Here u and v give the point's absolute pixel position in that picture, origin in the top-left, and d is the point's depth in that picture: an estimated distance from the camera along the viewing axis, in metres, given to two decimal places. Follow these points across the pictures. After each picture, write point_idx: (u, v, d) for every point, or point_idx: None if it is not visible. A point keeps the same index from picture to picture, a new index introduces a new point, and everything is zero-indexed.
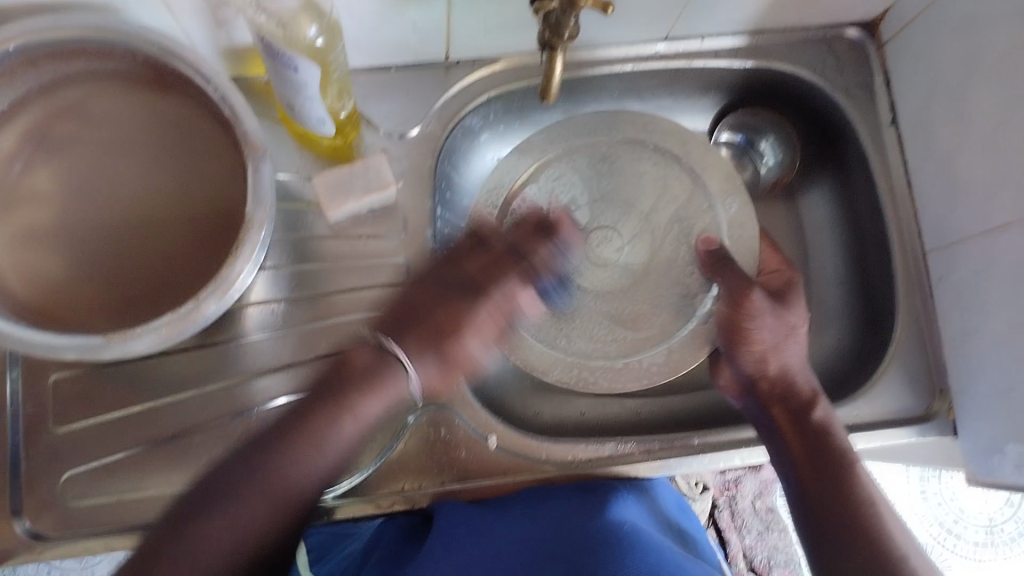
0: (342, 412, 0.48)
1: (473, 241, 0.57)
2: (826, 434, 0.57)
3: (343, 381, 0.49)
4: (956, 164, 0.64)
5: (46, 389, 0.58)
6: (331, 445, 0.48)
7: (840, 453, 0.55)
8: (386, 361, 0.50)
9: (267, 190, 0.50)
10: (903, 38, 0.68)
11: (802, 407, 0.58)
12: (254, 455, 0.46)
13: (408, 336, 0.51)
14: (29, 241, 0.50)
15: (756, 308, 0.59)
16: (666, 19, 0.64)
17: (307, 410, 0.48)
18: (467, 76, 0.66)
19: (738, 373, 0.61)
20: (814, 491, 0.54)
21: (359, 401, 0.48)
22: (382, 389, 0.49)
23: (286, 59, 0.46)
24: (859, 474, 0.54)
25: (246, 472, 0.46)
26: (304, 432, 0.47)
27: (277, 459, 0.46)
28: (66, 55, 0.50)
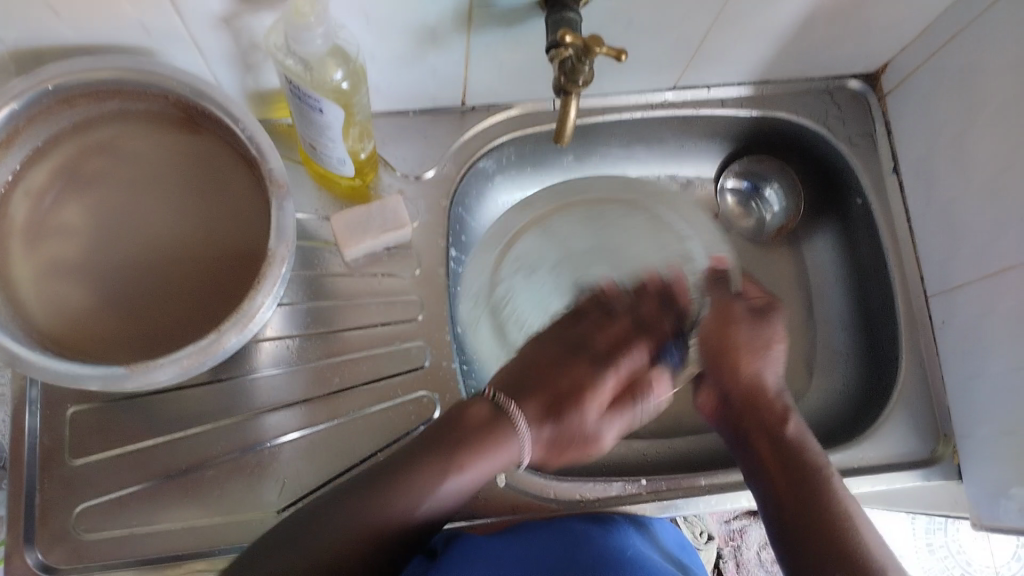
0: (451, 468, 0.48)
1: (599, 308, 0.58)
2: (805, 457, 0.54)
3: (459, 434, 0.49)
4: (957, 209, 0.66)
5: (63, 420, 0.59)
6: (434, 496, 0.48)
7: (823, 482, 0.53)
8: (501, 422, 0.50)
9: (290, 228, 0.51)
10: (903, 89, 0.71)
11: (777, 423, 0.56)
12: (364, 490, 0.47)
13: (528, 401, 0.51)
14: (56, 273, 0.51)
15: (749, 336, 0.57)
16: (675, 69, 0.66)
17: (432, 447, 0.49)
18: (482, 121, 0.68)
19: (716, 389, 0.58)
20: (804, 529, 0.51)
21: (469, 457, 0.48)
22: (497, 445, 0.49)
23: (311, 101, 0.48)
24: (842, 502, 0.52)
25: (369, 488, 0.47)
26: (448, 465, 0.48)
27: (391, 489, 0.47)
28: (100, 96, 0.52)
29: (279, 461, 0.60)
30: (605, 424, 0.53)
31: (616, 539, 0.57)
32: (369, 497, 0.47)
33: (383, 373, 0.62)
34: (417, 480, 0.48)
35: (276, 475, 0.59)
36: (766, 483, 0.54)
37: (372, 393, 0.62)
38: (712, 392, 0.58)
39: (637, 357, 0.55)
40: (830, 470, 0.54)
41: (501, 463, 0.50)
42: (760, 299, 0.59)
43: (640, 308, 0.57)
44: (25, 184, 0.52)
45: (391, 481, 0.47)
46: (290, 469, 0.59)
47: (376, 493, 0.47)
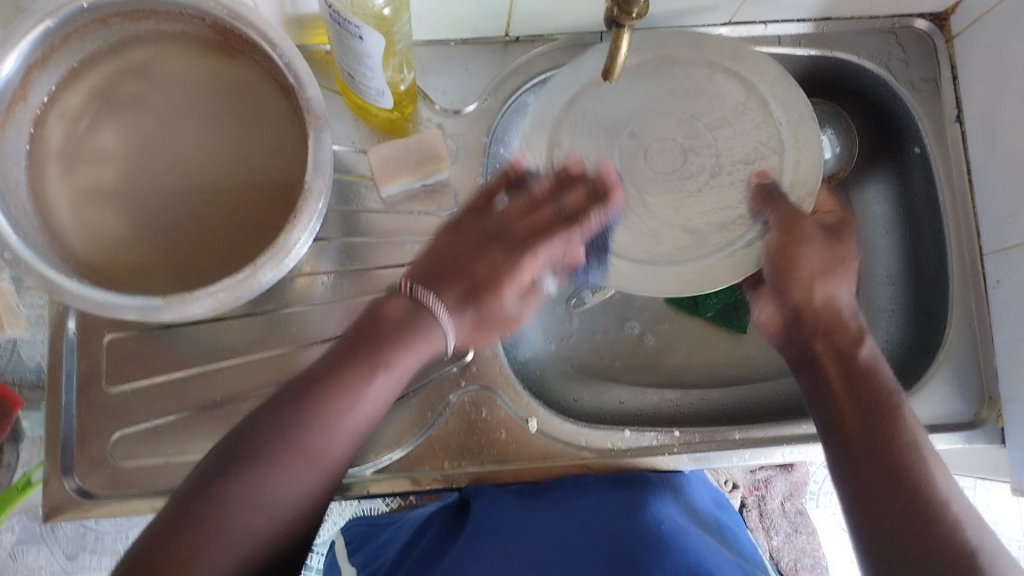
0: (376, 367, 0.46)
1: (522, 201, 0.51)
2: (873, 381, 0.52)
3: (378, 329, 0.47)
4: (1022, 161, 0.62)
5: (100, 348, 0.59)
6: (332, 431, 0.45)
7: (898, 415, 0.50)
8: (421, 313, 0.47)
9: (327, 160, 0.49)
10: (974, 31, 0.66)
11: (849, 344, 0.54)
12: (284, 415, 0.44)
13: (448, 289, 0.48)
14: (91, 199, 0.50)
15: (841, 249, 0.56)
16: (731, 2, 0.63)
17: (342, 359, 0.46)
18: (526, 53, 0.65)
19: (784, 305, 0.56)
20: (865, 450, 0.49)
21: (393, 353, 0.46)
22: (420, 342, 0.47)
23: (351, 27, 0.46)
24: (914, 431, 0.49)
25: (270, 419, 0.44)
26: (365, 357, 0.46)
27: (250, 475, 0.42)
28: (136, 16, 0.50)
29: None
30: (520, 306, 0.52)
31: (651, 513, 0.56)
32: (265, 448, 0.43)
33: None
34: (273, 433, 0.43)
35: None
36: (832, 408, 0.52)
37: None
38: (777, 309, 0.57)
39: (556, 205, 0.51)
40: (901, 395, 0.51)
41: (419, 360, 0.48)
42: (827, 214, 0.60)
43: (563, 183, 0.52)
44: (60, 107, 0.50)
45: (259, 429, 0.44)
46: None
47: (251, 449, 0.43)
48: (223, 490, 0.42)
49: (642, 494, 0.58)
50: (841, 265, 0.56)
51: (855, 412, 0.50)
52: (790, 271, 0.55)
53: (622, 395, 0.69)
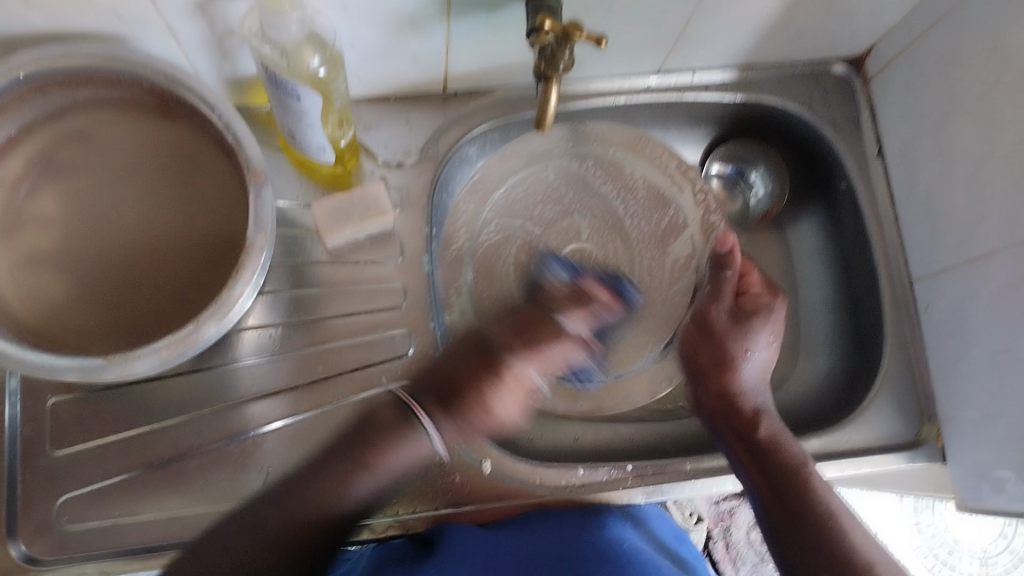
0: (360, 470, 0.52)
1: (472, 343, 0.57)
2: (786, 456, 0.56)
3: (362, 436, 0.53)
4: (940, 194, 0.66)
5: (44, 412, 0.58)
6: (350, 496, 0.52)
7: (802, 475, 0.55)
8: (407, 424, 0.54)
9: (269, 215, 0.51)
10: (887, 73, 0.70)
11: (749, 427, 0.58)
12: (278, 497, 0.51)
13: (427, 405, 0.54)
14: (32, 265, 0.50)
15: (733, 343, 0.62)
16: (657, 53, 0.66)
17: (345, 449, 0.53)
18: (465, 108, 0.67)
19: (699, 393, 0.62)
20: (782, 512, 0.54)
21: (382, 459, 0.52)
22: (406, 447, 0.53)
23: (289, 89, 0.48)
24: (818, 486, 0.55)
25: (304, 484, 0.52)
26: (360, 463, 0.52)
27: (323, 492, 0.51)
28: (74, 83, 0.51)
29: (263, 450, 0.60)
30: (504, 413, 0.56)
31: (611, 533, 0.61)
32: (305, 495, 0.51)
33: (367, 361, 0.62)
34: (327, 482, 0.52)
35: (260, 464, 0.59)
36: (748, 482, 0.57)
37: (357, 380, 0.62)
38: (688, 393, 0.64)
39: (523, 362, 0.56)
40: (811, 465, 0.56)
41: (407, 462, 0.54)
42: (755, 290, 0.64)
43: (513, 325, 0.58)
44: None
45: (320, 485, 0.52)
46: (274, 458, 0.59)
47: (291, 499, 0.51)
48: (266, 512, 0.51)
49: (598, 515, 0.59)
50: (743, 354, 0.62)
51: (767, 490, 0.56)
52: (713, 370, 0.62)
53: (577, 431, 0.70)
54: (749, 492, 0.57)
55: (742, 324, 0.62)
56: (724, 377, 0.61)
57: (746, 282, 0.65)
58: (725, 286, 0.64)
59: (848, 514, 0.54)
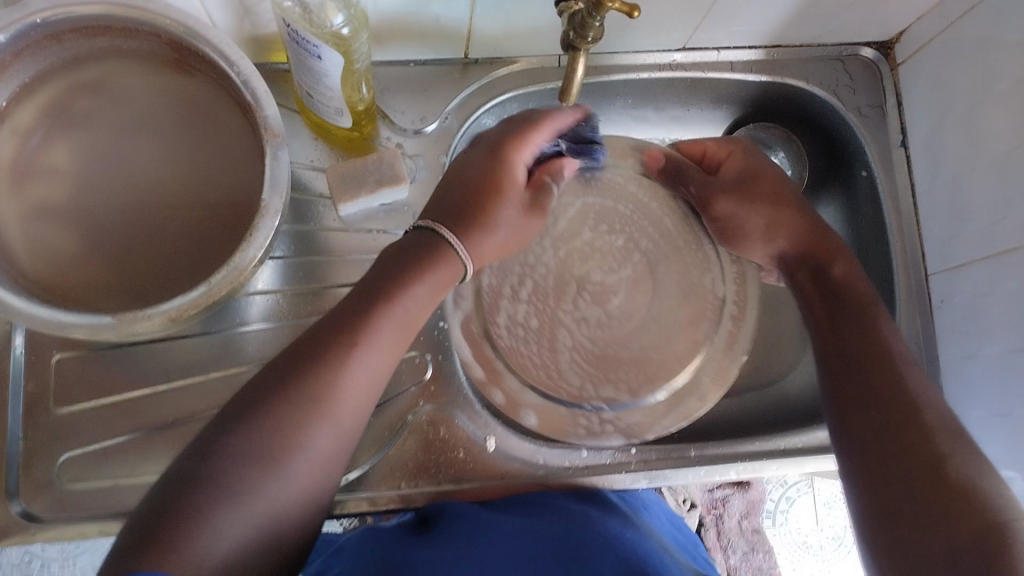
0: (361, 339, 0.47)
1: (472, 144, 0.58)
2: (926, 405, 0.50)
3: (394, 267, 0.49)
4: (964, 185, 0.64)
5: (48, 368, 0.58)
6: (344, 391, 0.45)
7: (872, 311, 0.57)
8: (432, 248, 0.50)
9: (284, 177, 0.50)
10: (917, 60, 0.69)
11: (898, 365, 0.53)
12: (249, 405, 0.44)
13: (458, 223, 0.52)
14: (41, 216, 0.49)
15: (776, 226, 0.63)
16: (685, 27, 0.64)
17: (360, 303, 0.48)
18: (485, 76, 0.66)
19: (829, 290, 0.59)
20: (915, 464, 0.47)
21: (380, 321, 0.47)
22: (436, 270, 0.50)
23: (309, 46, 0.46)
24: (891, 333, 0.56)
25: (276, 394, 0.44)
26: (380, 300, 0.48)
27: (292, 389, 0.44)
28: (91, 32, 0.50)
29: None
30: (531, 222, 0.56)
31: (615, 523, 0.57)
32: (282, 405, 0.44)
33: None
34: (314, 377, 0.45)
35: None
36: (885, 417, 0.50)
37: None
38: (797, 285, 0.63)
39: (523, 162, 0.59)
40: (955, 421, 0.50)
41: (435, 293, 0.50)
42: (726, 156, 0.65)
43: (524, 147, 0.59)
44: (11, 123, 0.50)
45: (309, 385, 0.44)
46: None
47: (274, 407, 0.44)
48: (227, 474, 0.41)
49: (609, 511, 0.59)
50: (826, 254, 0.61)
51: (841, 362, 0.55)
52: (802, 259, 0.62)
53: None
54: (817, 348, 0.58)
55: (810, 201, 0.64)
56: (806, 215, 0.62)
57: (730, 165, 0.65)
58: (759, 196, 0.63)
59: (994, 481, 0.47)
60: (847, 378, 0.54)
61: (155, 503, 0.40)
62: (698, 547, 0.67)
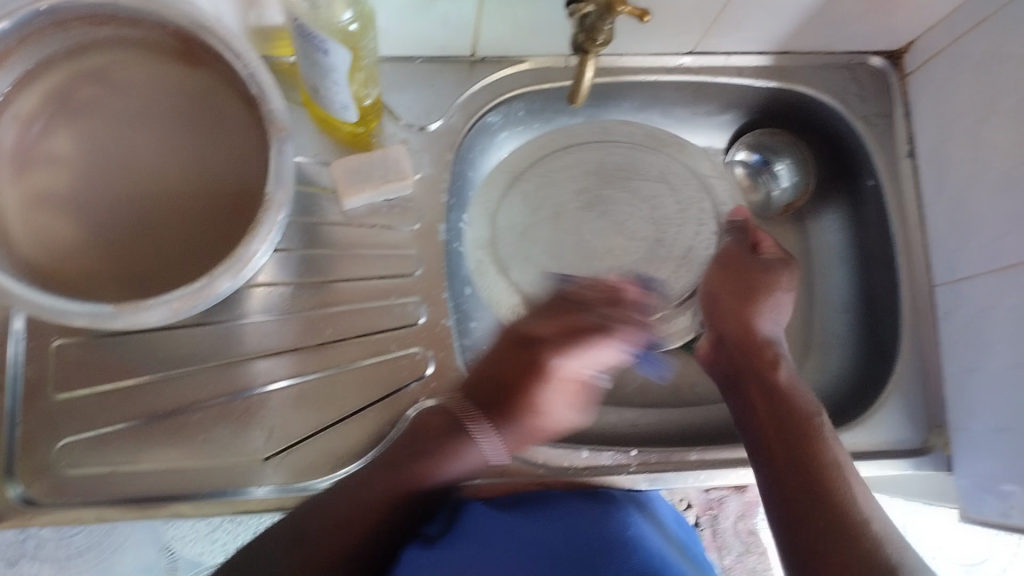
0: (427, 475, 0.56)
1: (566, 301, 0.58)
2: (795, 404, 0.56)
3: (416, 447, 0.56)
4: (970, 197, 0.64)
5: (48, 354, 0.58)
6: (442, 478, 0.57)
7: (813, 424, 0.55)
8: (461, 437, 0.57)
9: (288, 171, 0.50)
10: (925, 70, 0.69)
11: (768, 372, 0.58)
12: (321, 502, 0.54)
13: (491, 414, 0.57)
14: (44, 204, 0.49)
15: (760, 286, 0.62)
16: (694, 31, 0.64)
17: (410, 451, 0.56)
18: (492, 74, 0.66)
19: (714, 330, 0.63)
20: (789, 475, 0.52)
21: (428, 465, 0.56)
22: (462, 456, 0.58)
23: (316, 42, 0.46)
24: (827, 441, 0.54)
25: (347, 492, 0.54)
26: (422, 471, 0.56)
27: (387, 483, 0.55)
28: (96, 20, 0.50)
29: (268, 408, 0.59)
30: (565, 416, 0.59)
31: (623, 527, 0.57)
32: (352, 494, 0.54)
33: (376, 328, 0.61)
34: (376, 485, 0.55)
35: (264, 422, 0.58)
36: (757, 432, 0.56)
37: (364, 346, 0.61)
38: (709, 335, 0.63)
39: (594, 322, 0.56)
40: (820, 416, 0.55)
41: (461, 469, 0.58)
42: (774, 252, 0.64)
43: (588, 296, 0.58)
44: (11, 110, 0.50)
45: (366, 486, 0.55)
46: (279, 418, 0.59)
47: (330, 501, 0.54)
48: (303, 560, 0.53)
49: (611, 510, 0.59)
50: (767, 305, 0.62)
51: (736, 386, 0.60)
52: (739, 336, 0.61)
53: None
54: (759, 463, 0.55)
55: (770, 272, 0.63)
56: (747, 312, 0.61)
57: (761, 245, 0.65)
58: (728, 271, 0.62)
59: (849, 460, 0.53)
60: (782, 478, 0.52)
61: (250, 562, 0.53)
62: (700, 545, 0.68)
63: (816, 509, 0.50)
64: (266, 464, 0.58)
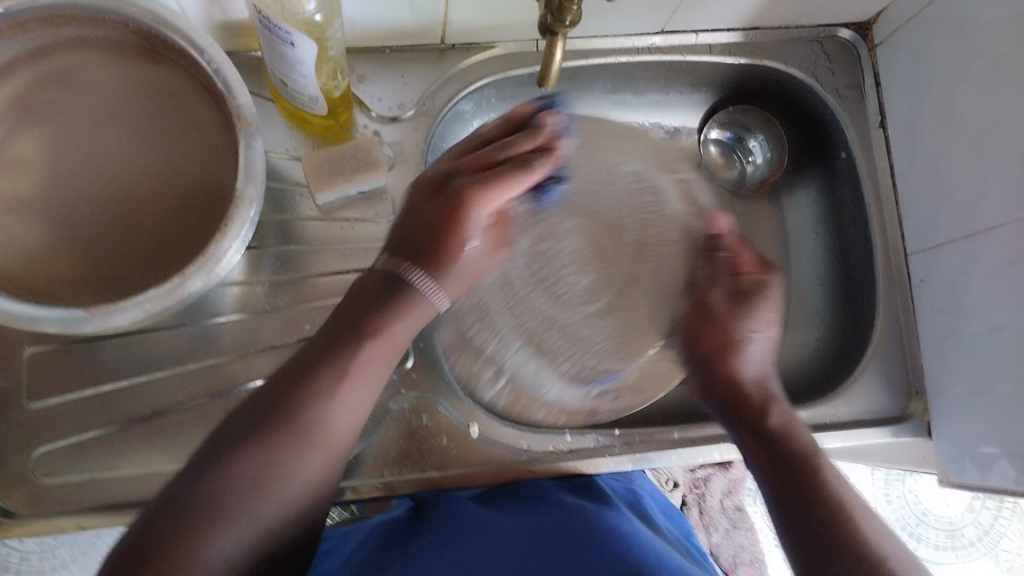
0: (361, 345, 0.47)
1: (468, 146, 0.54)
2: (792, 440, 0.51)
3: (360, 312, 0.48)
4: (943, 165, 0.65)
5: (21, 362, 0.57)
6: (339, 408, 0.46)
7: (801, 446, 0.51)
8: (400, 286, 0.48)
9: (258, 167, 0.49)
10: (894, 41, 0.69)
11: (761, 415, 0.54)
12: (233, 430, 0.44)
13: (419, 262, 0.49)
14: (10, 210, 0.48)
15: (738, 326, 0.58)
16: (664, 9, 0.64)
17: (340, 341, 0.47)
18: (461, 62, 0.65)
19: (701, 377, 0.58)
20: (779, 484, 0.50)
21: (380, 321, 0.47)
22: (408, 311, 0.48)
23: (281, 33, 0.46)
24: (830, 475, 0.49)
25: (260, 415, 0.44)
26: (356, 342, 0.47)
27: (285, 410, 0.44)
28: (58, 20, 0.49)
29: None
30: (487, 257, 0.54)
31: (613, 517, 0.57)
32: (261, 428, 0.43)
33: None
34: (311, 410, 0.44)
35: None
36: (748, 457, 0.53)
37: None
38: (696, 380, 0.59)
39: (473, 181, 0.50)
40: (821, 454, 0.51)
41: (412, 326, 0.49)
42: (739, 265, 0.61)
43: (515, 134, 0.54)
44: None
45: (293, 404, 0.44)
46: None
47: (262, 420, 0.44)
48: (218, 475, 0.42)
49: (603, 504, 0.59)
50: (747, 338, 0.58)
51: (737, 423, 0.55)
52: (721, 352, 0.57)
53: None
54: (765, 505, 0.51)
55: (740, 306, 0.58)
56: (722, 358, 0.57)
57: (741, 260, 0.61)
58: (722, 267, 0.61)
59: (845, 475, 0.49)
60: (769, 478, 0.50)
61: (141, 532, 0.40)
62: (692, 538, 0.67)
63: (817, 522, 0.46)
64: None
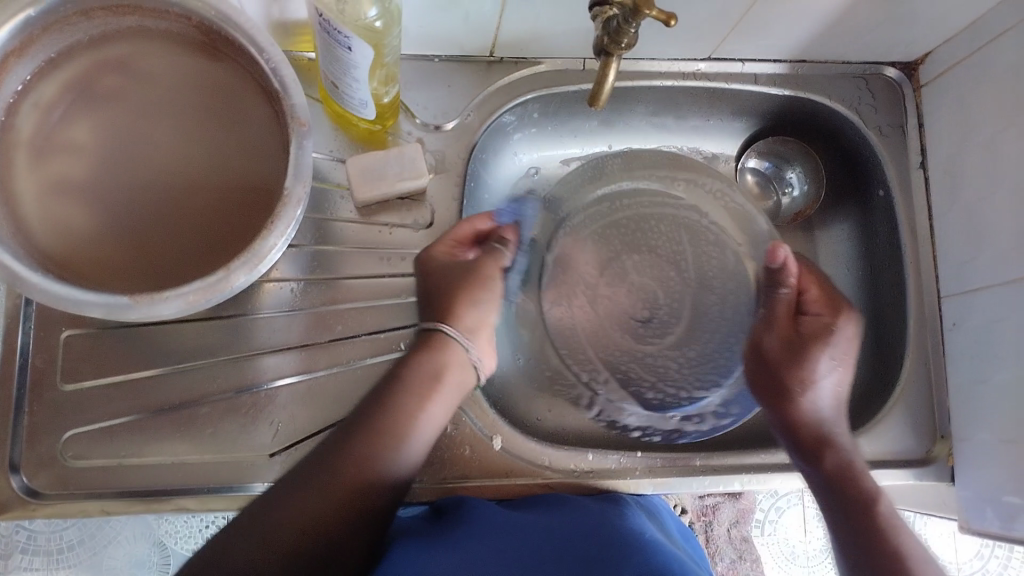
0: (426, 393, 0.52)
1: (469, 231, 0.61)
2: (857, 484, 0.56)
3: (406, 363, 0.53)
4: (982, 210, 0.64)
5: (57, 343, 0.57)
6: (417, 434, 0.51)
7: (866, 496, 0.55)
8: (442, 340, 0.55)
9: (308, 166, 0.49)
10: (940, 83, 0.69)
11: (817, 455, 0.58)
12: (318, 458, 0.48)
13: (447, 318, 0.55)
14: (61, 193, 0.49)
15: (802, 365, 0.60)
16: (713, 37, 0.64)
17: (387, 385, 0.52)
18: (507, 75, 0.66)
19: (779, 420, 0.61)
20: (851, 527, 0.54)
21: (440, 360, 0.54)
22: (451, 359, 0.54)
23: (340, 37, 0.46)
24: (891, 517, 0.54)
25: (332, 452, 0.48)
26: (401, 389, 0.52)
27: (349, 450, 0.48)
28: (122, 10, 0.50)
29: (275, 404, 0.59)
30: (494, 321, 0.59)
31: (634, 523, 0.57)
32: (335, 463, 0.48)
33: (386, 325, 0.61)
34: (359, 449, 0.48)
35: (271, 418, 0.58)
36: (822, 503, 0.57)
37: (375, 343, 0.61)
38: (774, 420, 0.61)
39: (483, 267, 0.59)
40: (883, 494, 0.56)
41: (452, 374, 0.54)
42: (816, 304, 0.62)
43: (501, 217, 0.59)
44: (34, 97, 0.49)
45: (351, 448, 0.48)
46: (285, 413, 0.59)
47: (331, 463, 0.48)
48: (287, 500, 0.46)
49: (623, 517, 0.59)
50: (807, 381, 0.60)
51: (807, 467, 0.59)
52: (781, 399, 0.60)
53: None
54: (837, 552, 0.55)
55: (800, 349, 0.61)
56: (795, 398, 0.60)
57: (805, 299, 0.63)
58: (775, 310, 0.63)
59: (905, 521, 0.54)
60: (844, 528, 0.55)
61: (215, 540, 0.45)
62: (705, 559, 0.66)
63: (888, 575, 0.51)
64: (273, 460, 0.58)
